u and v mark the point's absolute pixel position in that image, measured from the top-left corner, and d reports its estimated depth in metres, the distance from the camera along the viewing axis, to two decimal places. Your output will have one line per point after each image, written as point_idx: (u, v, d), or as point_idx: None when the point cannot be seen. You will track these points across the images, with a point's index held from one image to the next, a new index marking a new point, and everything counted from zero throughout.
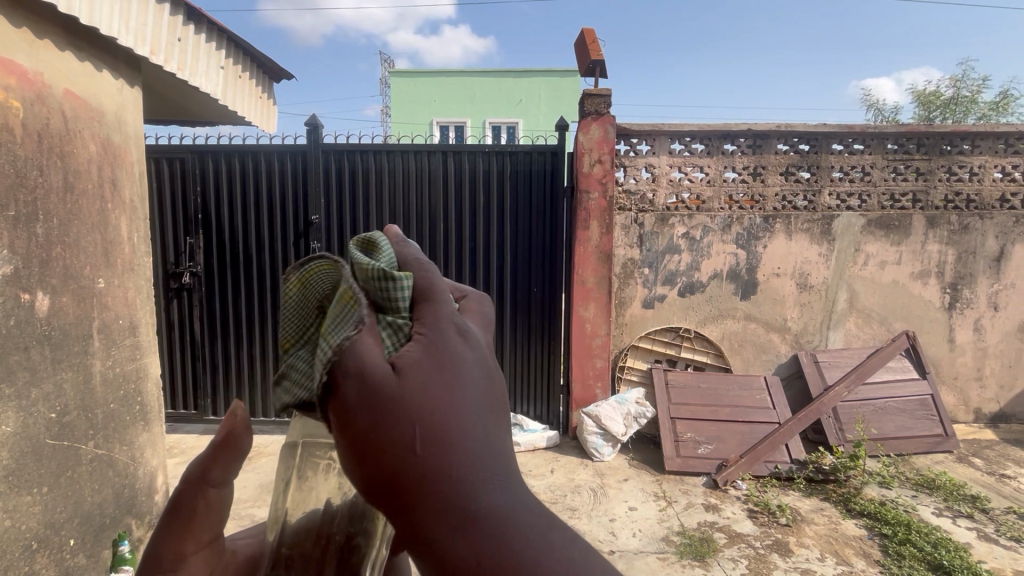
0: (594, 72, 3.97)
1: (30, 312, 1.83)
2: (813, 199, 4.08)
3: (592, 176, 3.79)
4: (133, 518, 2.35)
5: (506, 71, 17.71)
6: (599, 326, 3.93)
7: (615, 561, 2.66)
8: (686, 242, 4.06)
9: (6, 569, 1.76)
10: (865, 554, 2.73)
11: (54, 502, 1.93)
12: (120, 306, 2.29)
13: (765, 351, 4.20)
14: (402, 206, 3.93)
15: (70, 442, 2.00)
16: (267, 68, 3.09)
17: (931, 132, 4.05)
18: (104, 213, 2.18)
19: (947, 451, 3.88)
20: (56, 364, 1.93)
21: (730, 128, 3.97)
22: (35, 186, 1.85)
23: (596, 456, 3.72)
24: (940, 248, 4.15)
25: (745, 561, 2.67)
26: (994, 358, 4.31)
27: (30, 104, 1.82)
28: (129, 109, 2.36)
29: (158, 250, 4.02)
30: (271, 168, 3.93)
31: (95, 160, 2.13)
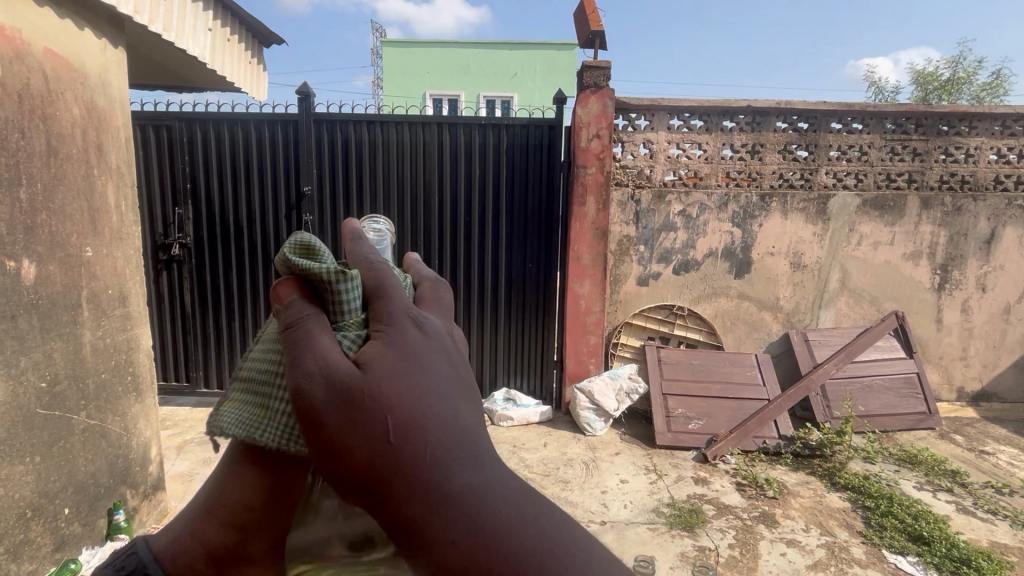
0: (593, 44, 3.87)
1: (16, 280, 1.79)
2: (809, 178, 4.06)
3: (589, 150, 3.73)
4: (127, 487, 2.35)
5: (501, 43, 17.33)
6: (594, 302, 3.92)
7: (606, 531, 2.72)
8: (682, 219, 4.04)
9: (2, 538, 1.77)
10: (848, 526, 2.82)
11: (48, 471, 1.93)
12: (109, 276, 2.24)
13: (757, 329, 4.24)
14: (397, 178, 3.86)
15: (62, 412, 1.99)
16: (256, 31, 3.02)
17: (930, 112, 4.03)
18: (90, 179, 2.11)
19: (930, 428, 3.97)
20: (44, 333, 1.90)
21: (730, 104, 3.92)
22: (17, 149, 1.79)
23: (588, 430, 3.76)
24: (933, 230, 4.18)
25: (732, 532, 2.74)
26: (979, 338, 4.39)
27: (8, 63, 1.74)
28: (113, 70, 2.27)
29: (146, 221, 3.94)
30: (261, 138, 3.83)
31: (79, 124, 2.05)
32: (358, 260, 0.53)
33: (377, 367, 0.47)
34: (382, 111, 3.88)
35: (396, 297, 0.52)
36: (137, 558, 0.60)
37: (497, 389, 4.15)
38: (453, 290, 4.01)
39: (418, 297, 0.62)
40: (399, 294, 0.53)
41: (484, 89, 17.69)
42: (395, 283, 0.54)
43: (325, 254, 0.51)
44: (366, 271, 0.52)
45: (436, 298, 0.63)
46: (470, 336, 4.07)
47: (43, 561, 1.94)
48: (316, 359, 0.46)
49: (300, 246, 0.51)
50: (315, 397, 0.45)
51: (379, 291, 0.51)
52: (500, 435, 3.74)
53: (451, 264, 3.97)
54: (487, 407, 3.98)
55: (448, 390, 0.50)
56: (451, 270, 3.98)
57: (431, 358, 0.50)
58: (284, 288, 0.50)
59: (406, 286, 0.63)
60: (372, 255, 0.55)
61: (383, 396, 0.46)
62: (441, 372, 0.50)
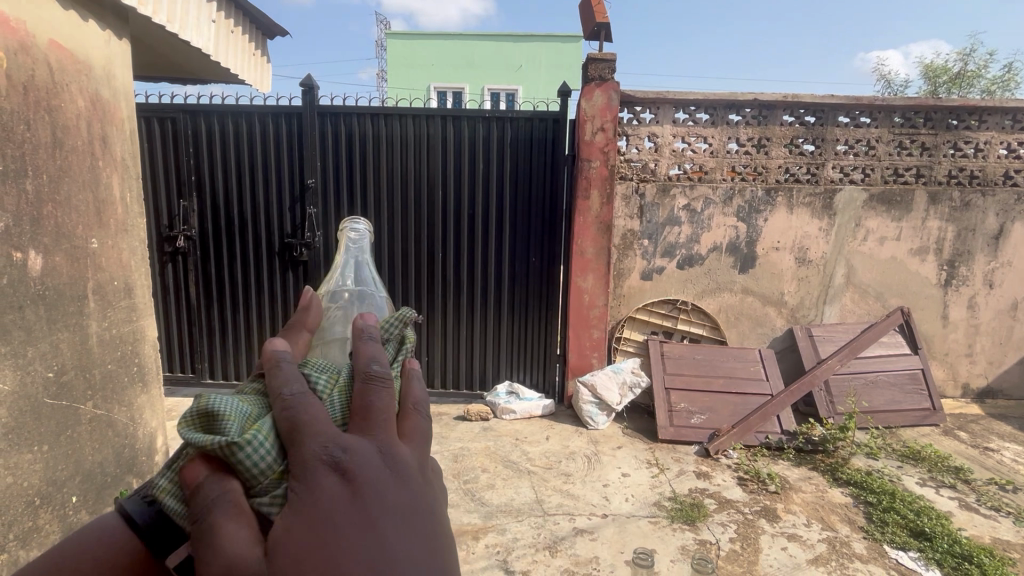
0: (598, 36, 3.84)
1: (22, 272, 1.80)
2: (816, 172, 4.03)
3: (593, 144, 3.71)
4: (134, 476, 2.38)
5: (506, 35, 17.22)
6: (597, 297, 3.92)
7: (608, 524, 2.73)
8: (686, 214, 4.02)
9: (11, 524, 1.80)
10: (849, 521, 2.82)
11: (56, 459, 1.95)
12: (115, 268, 2.25)
13: (761, 325, 4.23)
14: (400, 171, 3.86)
15: (69, 402, 2.01)
16: (260, 23, 3.02)
17: (939, 106, 3.99)
18: (95, 171, 2.12)
19: (934, 425, 3.95)
20: (51, 323, 1.92)
21: (736, 98, 3.89)
22: (23, 140, 1.80)
23: (591, 424, 3.77)
24: (940, 225, 4.14)
25: (734, 526, 2.74)
26: (985, 334, 4.36)
27: (14, 54, 1.74)
28: (118, 62, 2.27)
29: (151, 213, 3.96)
30: (265, 130, 3.83)
31: (84, 116, 2.06)
32: (276, 404, 0.54)
33: (287, 542, 0.46)
34: (386, 104, 3.87)
35: (309, 438, 0.51)
36: (159, 486, 0.61)
37: (499, 383, 4.16)
38: (455, 284, 4.01)
39: (349, 412, 0.56)
40: (313, 435, 0.52)
41: (489, 82, 17.60)
42: (308, 422, 0.52)
43: (229, 414, 0.53)
44: (275, 422, 0.52)
45: (366, 408, 0.56)
46: (473, 329, 4.08)
47: None
48: (225, 547, 0.47)
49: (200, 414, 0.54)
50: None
51: (291, 442, 0.51)
52: (503, 428, 3.75)
53: (454, 258, 3.97)
54: (489, 400, 3.99)
55: (365, 546, 0.47)
56: (454, 264, 3.98)
57: (347, 509, 0.48)
58: (195, 467, 0.52)
59: (335, 401, 0.57)
60: (286, 389, 0.55)
61: (292, 574, 0.45)
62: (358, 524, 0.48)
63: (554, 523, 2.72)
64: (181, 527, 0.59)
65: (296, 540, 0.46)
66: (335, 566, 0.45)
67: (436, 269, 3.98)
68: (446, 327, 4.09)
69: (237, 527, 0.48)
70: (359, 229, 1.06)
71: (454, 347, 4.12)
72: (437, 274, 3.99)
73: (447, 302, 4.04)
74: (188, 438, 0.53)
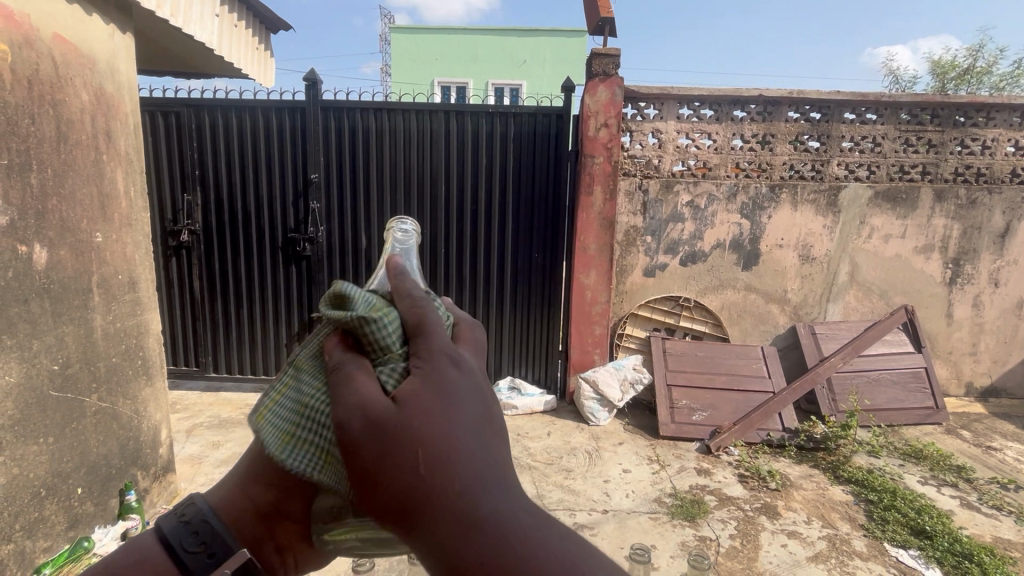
0: (603, 31, 3.82)
1: (28, 265, 1.82)
2: (821, 169, 4.01)
3: (597, 140, 3.69)
4: (138, 469, 2.40)
5: (510, 30, 17.14)
6: (599, 293, 3.92)
7: (608, 520, 2.74)
8: (690, 210, 4.01)
9: (17, 515, 1.82)
10: (850, 519, 2.82)
11: (61, 452, 1.97)
12: (119, 261, 2.27)
13: (763, 322, 4.22)
14: (403, 166, 3.86)
15: (74, 394, 2.03)
16: (263, 17, 3.02)
17: (946, 103, 3.95)
18: (99, 165, 2.13)
19: (937, 423, 3.94)
20: (56, 317, 1.93)
21: (741, 94, 3.86)
22: (28, 134, 1.80)
23: (592, 420, 3.77)
24: (946, 223, 4.12)
25: (734, 523, 2.75)
26: (990, 333, 4.34)
27: (18, 48, 1.75)
28: (121, 56, 2.27)
29: (155, 207, 3.97)
30: (268, 125, 3.83)
31: (88, 110, 2.07)
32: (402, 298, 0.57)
33: (412, 401, 0.47)
34: (389, 98, 3.86)
35: (436, 333, 0.53)
36: (197, 510, 0.63)
37: (501, 378, 4.17)
38: (458, 279, 4.01)
39: (456, 336, 0.61)
40: (439, 330, 0.54)
41: (493, 77, 17.54)
42: (434, 321, 0.55)
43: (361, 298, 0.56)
44: (404, 311, 0.55)
45: (475, 339, 0.61)
46: None
47: (57, 539, 2.00)
48: (355, 395, 0.49)
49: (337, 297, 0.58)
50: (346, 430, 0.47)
51: (418, 330, 0.53)
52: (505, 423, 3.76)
53: (457, 253, 3.98)
54: None
55: (480, 428, 0.49)
56: (457, 259, 3.98)
57: (466, 390, 0.50)
58: (333, 341, 0.56)
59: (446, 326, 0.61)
60: (413, 290, 0.59)
61: (415, 428, 0.46)
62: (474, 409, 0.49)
63: None
64: (213, 549, 0.61)
65: (420, 401, 0.48)
66: (454, 436, 0.46)
67: (439, 264, 3.99)
68: None
69: (366, 382, 0.50)
70: (406, 229, 0.99)
71: None
72: (440, 269, 4.00)
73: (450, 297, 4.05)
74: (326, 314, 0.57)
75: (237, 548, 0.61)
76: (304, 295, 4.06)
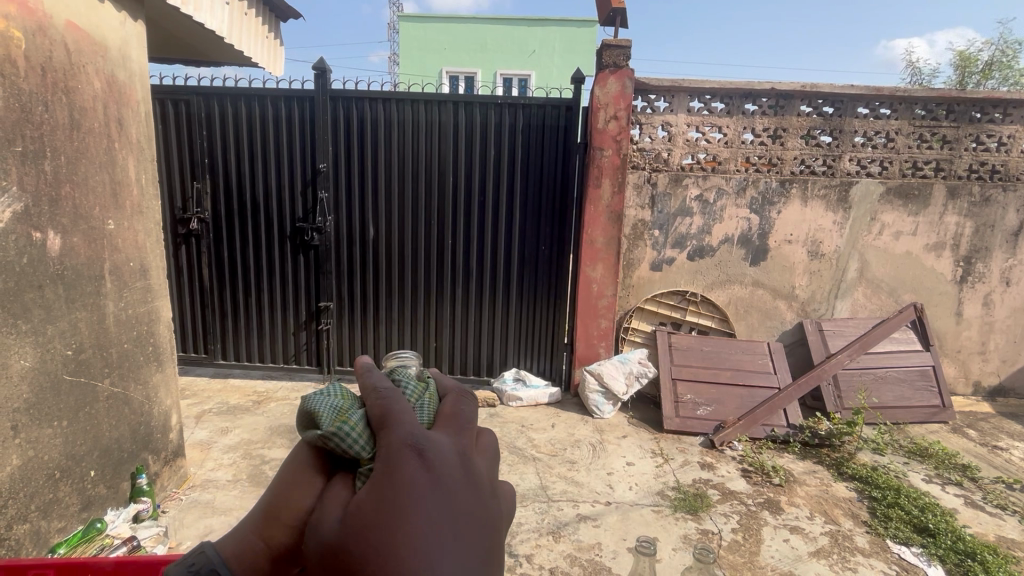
0: (614, 22, 3.78)
1: (42, 251, 1.84)
2: (832, 165, 3.97)
3: (606, 133, 3.67)
4: (149, 453, 2.44)
5: (520, 19, 16.99)
6: (605, 287, 3.91)
7: (611, 512, 2.76)
8: (699, 204, 3.98)
9: (33, 496, 1.86)
10: (852, 515, 2.83)
11: (74, 435, 2.01)
12: (130, 249, 2.29)
13: (770, 318, 4.20)
14: (412, 156, 3.86)
15: (87, 379, 2.06)
16: (272, 5, 3.03)
17: (962, 98, 3.89)
18: (111, 152, 2.15)
19: (943, 422, 3.93)
20: (70, 303, 1.96)
21: (754, 87, 3.82)
22: (41, 122, 1.82)
23: (597, 413, 3.79)
24: (957, 221, 4.07)
25: (736, 517, 2.76)
26: (1000, 332, 4.30)
27: (31, 35, 1.76)
28: (133, 44, 2.28)
29: (165, 195, 4.00)
30: (278, 114, 3.83)
31: (100, 97, 2.08)
32: (369, 397, 0.64)
33: (360, 511, 0.53)
34: (397, 88, 3.85)
35: (399, 425, 0.59)
36: (206, 556, 0.60)
37: (506, 370, 4.19)
38: (465, 271, 4.02)
39: (439, 415, 0.67)
40: (400, 423, 0.60)
41: (501, 66, 17.41)
42: (397, 412, 0.61)
43: (325, 411, 0.64)
44: (367, 411, 0.62)
45: (454, 414, 0.68)
46: (481, 316, 4.10)
47: (71, 519, 2.04)
48: (325, 507, 0.56)
49: (305, 412, 0.66)
50: (315, 543, 0.54)
51: (381, 425, 0.60)
52: (509, 415, 3.78)
53: (464, 245, 3.98)
54: (497, 387, 4.02)
55: (441, 533, 0.53)
56: (464, 251, 3.99)
57: (420, 492, 0.54)
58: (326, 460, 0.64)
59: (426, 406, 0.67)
60: (381, 385, 0.65)
61: (368, 539, 0.51)
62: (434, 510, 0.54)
63: (558, 508, 2.76)
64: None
65: (367, 512, 0.53)
66: (393, 546, 0.51)
67: (446, 256, 4.00)
68: (455, 314, 4.12)
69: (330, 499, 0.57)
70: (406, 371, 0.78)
71: (463, 333, 4.14)
72: (447, 260, 4.01)
73: (457, 288, 4.06)
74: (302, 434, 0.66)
75: None
76: (312, 284, 4.08)
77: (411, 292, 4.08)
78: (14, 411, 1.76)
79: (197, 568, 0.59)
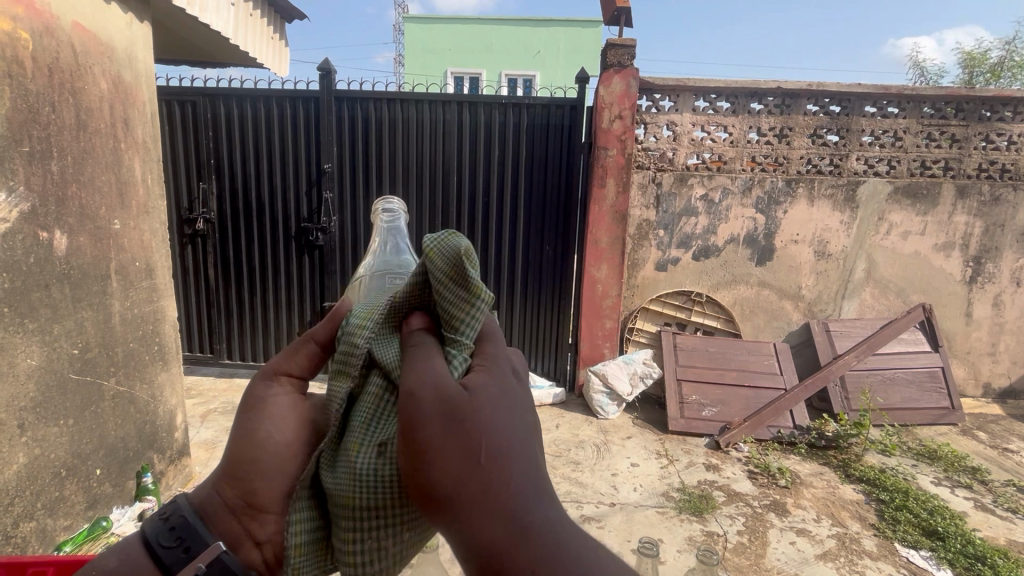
0: (618, 21, 3.77)
1: (48, 251, 1.85)
2: (839, 164, 3.93)
3: (610, 132, 3.66)
4: (154, 452, 2.46)
5: (524, 20, 17.00)
6: (611, 287, 3.90)
7: (615, 513, 2.75)
8: (704, 204, 3.96)
9: (39, 494, 1.87)
10: (860, 517, 2.80)
11: (80, 434, 2.02)
12: (136, 249, 2.31)
13: (776, 318, 4.17)
14: (416, 156, 3.86)
15: (93, 378, 2.07)
16: (278, 6, 3.05)
17: (972, 96, 3.85)
18: (117, 152, 2.16)
19: (952, 424, 3.88)
20: (76, 302, 1.97)
21: (759, 85, 3.79)
22: (48, 122, 1.83)
23: (601, 413, 3.78)
24: (967, 220, 4.03)
25: (742, 519, 2.74)
26: (1010, 333, 4.24)
27: (38, 37, 1.77)
28: (139, 45, 2.29)
29: (171, 195, 4.03)
30: (282, 115, 3.85)
31: (107, 98, 2.09)
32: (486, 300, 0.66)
33: (465, 398, 0.53)
34: (402, 88, 3.86)
35: (497, 344, 0.63)
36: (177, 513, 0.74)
37: None
38: None
39: None
40: (493, 350, 0.60)
41: (505, 67, 17.45)
42: (493, 345, 0.62)
43: (471, 269, 0.63)
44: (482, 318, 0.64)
45: (513, 366, 0.67)
46: None
47: (77, 518, 2.05)
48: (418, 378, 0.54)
49: (449, 254, 0.61)
50: (408, 420, 0.52)
51: (479, 346, 0.59)
52: None
53: (468, 245, 3.98)
54: None
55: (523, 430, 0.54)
56: None
57: (509, 399, 0.55)
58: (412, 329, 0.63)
59: None
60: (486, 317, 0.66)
61: (482, 422, 0.51)
62: (520, 416, 0.55)
63: None
64: (189, 545, 0.70)
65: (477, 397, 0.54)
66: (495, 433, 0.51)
67: None
68: None
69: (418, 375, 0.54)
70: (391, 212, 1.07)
71: None
72: None
73: None
74: (455, 245, 0.61)
75: (211, 540, 0.71)
76: (316, 285, 4.09)
77: None
78: (21, 409, 1.77)
79: (168, 516, 0.73)
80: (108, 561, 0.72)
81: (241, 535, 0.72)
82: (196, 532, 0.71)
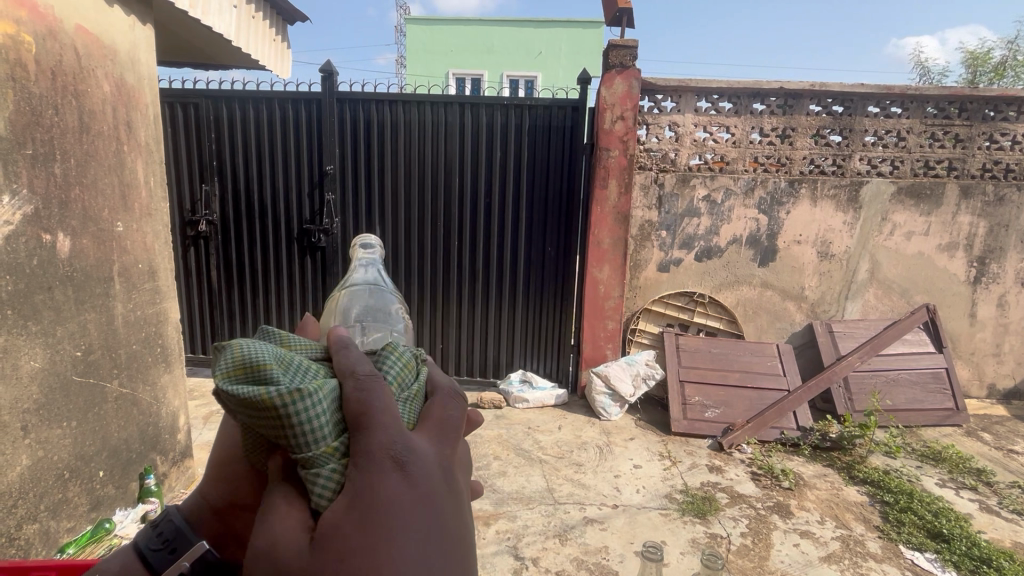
0: (620, 22, 3.77)
1: (52, 253, 1.86)
2: (842, 164, 3.92)
3: (612, 133, 3.65)
4: (157, 454, 2.46)
5: (526, 21, 17.01)
6: (612, 288, 3.89)
7: (618, 515, 2.74)
8: (706, 205, 3.95)
9: (42, 496, 1.87)
10: (864, 520, 2.78)
11: (83, 436, 2.03)
12: (140, 251, 2.31)
13: (779, 319, 4.15)
14: (418, 158, 3.86)
15: (96, 380, 2.08)
16: (280, 8, 3.06)
17: (975, 96, 3.83)
18: (120, 155, 2.17)
19: (956, 425, 3.86)
20: (79, 303, 1.98)
21: (761, 86, 3.78)
22: (51, 125, 1.83)
23: (603, 415, 3.77)
24: (971, 220, 4.01)
25: (745, 521, 2.73)
26: (1015, 334, 4.22)
27: (42, 40, 1.78)
28: (142, 48, 2.30)
29: (174, 197, 4.04)
30: (284, 116, 3.86)
31: (110, 101, 2.10)
32: (344, 377, 0.51)
33: (336, 528, 0.45)
34: (404, 90, 3.86)
35: (379, 427, 0.49)
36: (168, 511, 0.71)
37: (513, 371, 4.17)
38: (471, 271, 4.02)
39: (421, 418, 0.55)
40: (381, 424, 0.49)
41: (507, 68, 17.46)
42: (381, 410, 0.50)
43: (272, 362, 0.49)
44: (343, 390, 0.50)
45: (444, 418, 0.56)
46: (487, 318, 4.10)
47: (80, 519, 2.05)
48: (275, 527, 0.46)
49: (234, 365, 0.48)
50: (264, 570, 0.44)
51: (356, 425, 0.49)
52: (515, 417, 3.77)
53: (470, 246, 3.98)
54: (502, 388, 4.01)
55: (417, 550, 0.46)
56: (470, 252, 3.99)
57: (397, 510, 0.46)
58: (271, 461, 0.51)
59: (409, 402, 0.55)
60: (360, 366, 0.53)
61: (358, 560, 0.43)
62: (416, 526, 0.46)
63: (565, 511, 2.74)
64: (174, 547, 0.68)
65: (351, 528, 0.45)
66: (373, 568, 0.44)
67: (452, 257, 4.00)
68: (460, 315, 4.11)
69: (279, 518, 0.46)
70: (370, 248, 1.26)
71: (469, 334, 4.14)
72: (453, 262, 4.01)
73: (462, 289, 4.05)
74: (227, 389, 0.46)
75: (197, 540, 0.68)
76: (319, 286, 4.10)
77: (419, 293, 4.08)
78: (24, 412, 1.77)
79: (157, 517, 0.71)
80: (118, 559, 0.74)
81: (225, 537, 0.68)
82: (180, 534, 0.68)
